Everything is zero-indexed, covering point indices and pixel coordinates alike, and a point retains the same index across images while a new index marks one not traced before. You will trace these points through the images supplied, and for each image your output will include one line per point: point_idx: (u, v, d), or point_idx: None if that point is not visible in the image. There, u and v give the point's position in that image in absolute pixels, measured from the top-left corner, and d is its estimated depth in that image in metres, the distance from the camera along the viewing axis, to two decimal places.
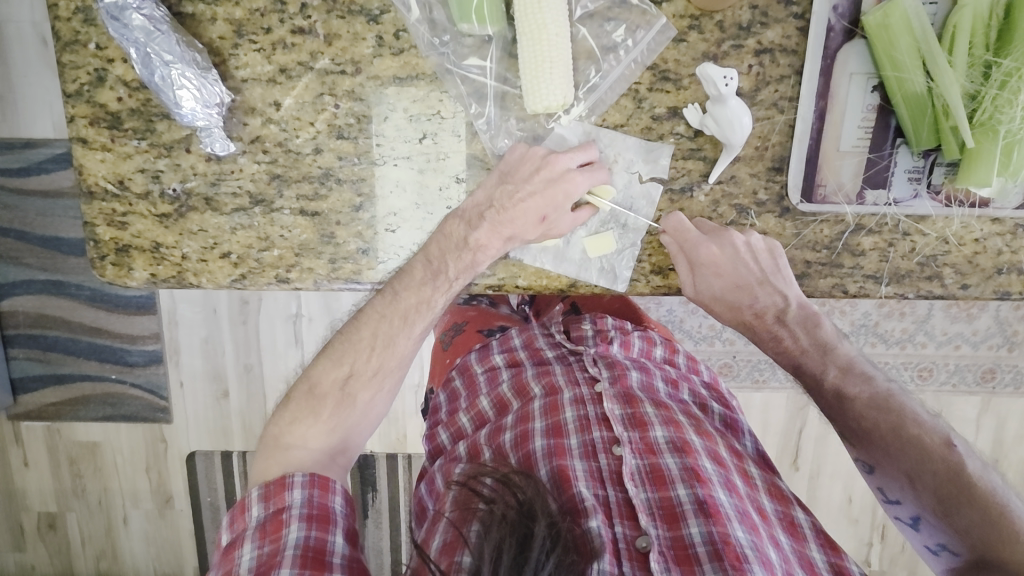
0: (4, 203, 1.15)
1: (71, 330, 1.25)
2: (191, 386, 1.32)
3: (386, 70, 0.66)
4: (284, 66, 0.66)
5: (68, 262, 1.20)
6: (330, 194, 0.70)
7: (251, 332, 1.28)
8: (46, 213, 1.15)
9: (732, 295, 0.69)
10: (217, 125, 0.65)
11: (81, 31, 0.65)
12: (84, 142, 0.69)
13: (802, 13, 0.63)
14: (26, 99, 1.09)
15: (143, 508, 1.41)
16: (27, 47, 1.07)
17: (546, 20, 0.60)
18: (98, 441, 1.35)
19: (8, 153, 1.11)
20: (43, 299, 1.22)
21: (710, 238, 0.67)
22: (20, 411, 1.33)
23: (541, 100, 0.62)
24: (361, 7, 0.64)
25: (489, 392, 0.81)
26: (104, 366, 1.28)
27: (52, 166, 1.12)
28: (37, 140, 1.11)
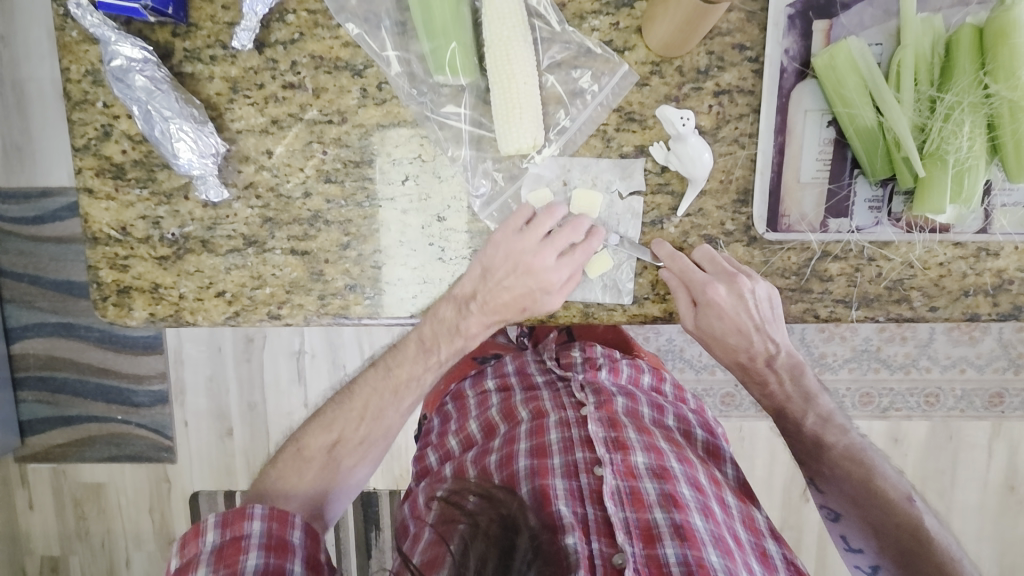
0: (19, 249, 1.20)
1: (79, 371, 1.29)
2: (195, 424, 1.34)
3: (370, 118, 0.71)
4: (275, 117, 0.71)
5: (78, 305, 1.25)
6: (319, 234, 0.73)
7: (254, 369, 1.32)
8: (59, 258, 1.21)
9: (727, 336, 0.70)
10: (211, 173, 0.69)
11: (90, 92, 0.71)
12: (90, 192, 0.73)
13: (755, 57, 0.68)
14: (46, 151, 1.16)
15: (145, 550, 1.41)
16: (47, 103, 1.14)
17: (514, 71, 0.65)
18: (102, 481, 1.37)
19: (25, 203, 1.18)
20: (53, 341, 1.27)
21: (716, 278, 0.69)
22: (28, 453, 1.36)
23: (513, 142, 0.66)
24: (347, 62, 0.70)
25: (478, 415, 0.83)
26: (111, 406, 1.31)
27: (66, 213, 1.19)
28: (53, 189, 1.17)
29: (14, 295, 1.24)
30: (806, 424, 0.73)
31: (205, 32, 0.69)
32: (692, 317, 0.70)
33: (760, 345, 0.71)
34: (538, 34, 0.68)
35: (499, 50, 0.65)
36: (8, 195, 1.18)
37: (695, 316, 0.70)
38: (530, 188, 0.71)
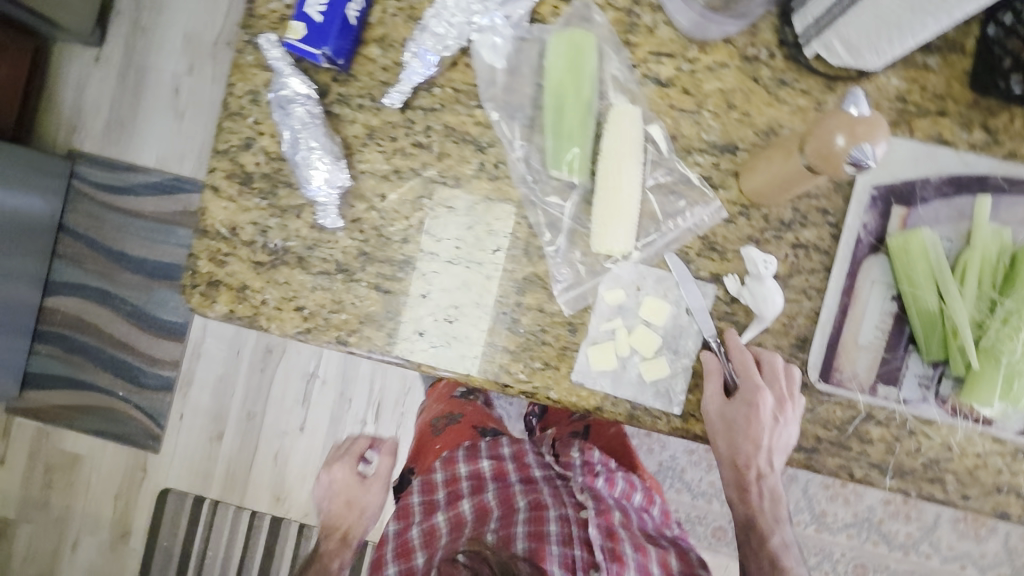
0: (102, 219, 1.97)
1: (98, 338, 1.99)
2: (189, 419, 1.98)
3: (480, 189, 0.78)
4: (398, 168, 0.79)
5: (126, 279, 2.00)
6: (406, 278, 0.79)
7: (261, 380, 1.96)
8: (125, 231, 1.99)
9: (741, 435, 0.75)
10: (334, 203, 0.77)
11: (246, 108, 0.80)
12: (214, 190, 0.80)
13: (835, 223, 0.74)
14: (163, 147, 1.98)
15: (98, 530, 1.99)
16: (166, 124, 1.98)
17: (622, 183, 0.72)
18: (81, 453, 1.98)
19: (140, 191, 1.99)
20: (86, 304, 1.95)
21: (761, 376, 0.73)
22: (15, 406, 2.00)
23: (605, 243, 0.73)
24: (474, 137, 0.78)
25: (472, 498, 1.04)
26: (114, 380, 1.98)
27: (142, 192, 1.99)
28: (150, 173, 1.99)
29: (75, 261, 1.98)
30: (771, 540, 0.84)
31: (361, 84, 0.79)
32: (711, 404, 0.74)
33: (760, 460, 0.77)
34: (647, 154, 0.76)
35: (613, 162, 0.72)
36: (133, 188, 1.99)
37: (724, 407, 0.74)
38: (608, 285, 0.76)
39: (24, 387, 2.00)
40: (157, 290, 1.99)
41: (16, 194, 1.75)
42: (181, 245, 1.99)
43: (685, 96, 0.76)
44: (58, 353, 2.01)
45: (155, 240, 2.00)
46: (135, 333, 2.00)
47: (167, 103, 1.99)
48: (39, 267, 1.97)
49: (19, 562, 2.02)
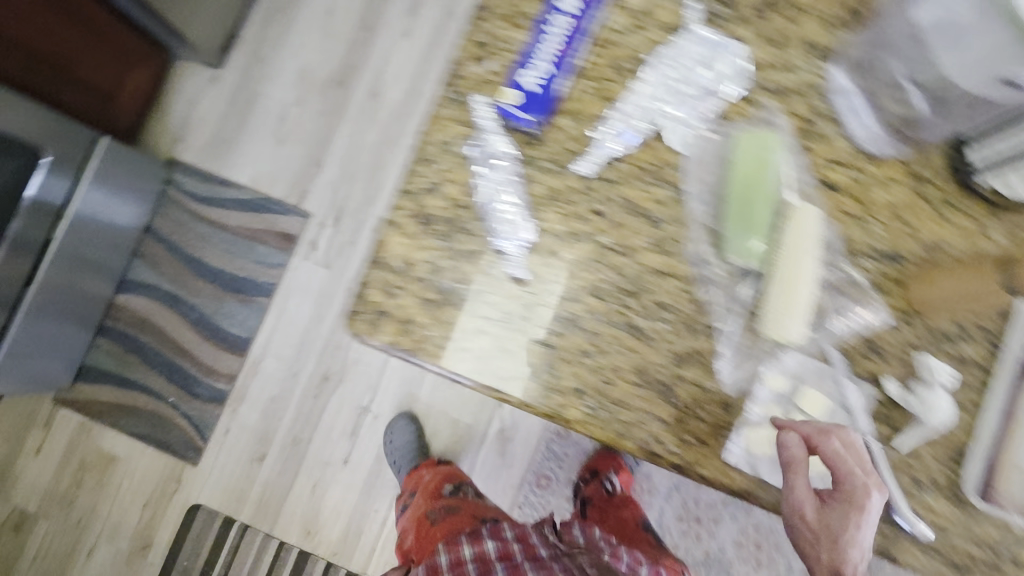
0: (193, 230, 2.08)
1: (161, 342, 2.03)
2: (234, 435, 1.98)
3: (649, 261, 0.82)
4: (574, 231, 0.83)
5: (197, 288, 2.05)
6: (569, 335, 0.82)
7: (315, 406, 1.97)
8: (209, 243, 2.07)
9: (842, 536, 0.69)
10: (521, 254, 0.82)
11: (438, 155, 0.86)
12: (396, 226, 0.85)
13: (995, 343, 0.77)
14: (265, 173, 2.10)
15: (116, 537, 1.93)
16: (274, 153, 2.11)
17: (801, 276, 0.75)
18: (119, 455, 1.97)
19: (235, 207, 2.09)
20: (158, 307, 2.04)
21: (851, 466, 0.71)
22: (64, 396, 2.00)
23: (779, 331, 0.76)
24: (649, 212, 0.83)
25: None
26: (169, 386, 2.00)
27: (235, 209, 2.09)
28: (246, 193, 2.09)
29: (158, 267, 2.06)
30: None
31: (549, 150, 0.85)
32: (796, 501, 0.71)
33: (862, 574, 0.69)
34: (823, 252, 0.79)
35: (792, 255, 0.76)
36: (227, 203, 2.09)
37: (815, 503, 0.71)
38: (772, 372, 0.78)
39: (78, 379, 2.01)
40: (227, 304, 2.04)
41: (105, 189, 1.82)
42: (259, 261, 2.06)
43: (856, 204, 0.81)
44: (117, 350, 2.03)
45: (234, 254, 2.06)
46: (196, 340, 2.02)
47: (276, 133, 2.12)
48: (117, 266, 2.01)
49: (26, 563, 1.94)
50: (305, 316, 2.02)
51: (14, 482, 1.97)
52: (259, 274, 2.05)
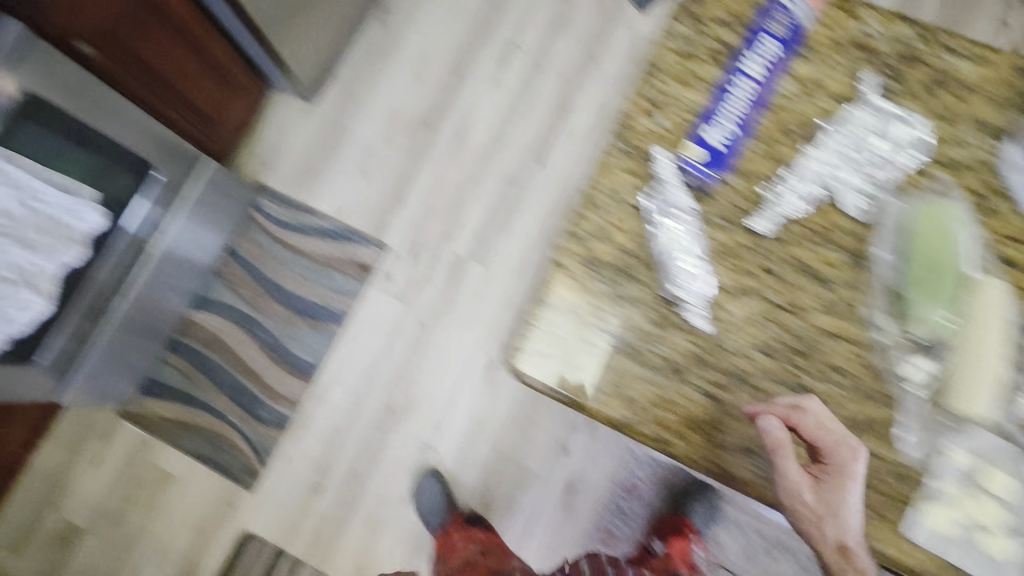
0: (272, 253, 2.11)
1: (229, 363, 2.03)
2: (292, 463, 1.94)
3: (822, 323, 0.83)
4: (742, 286, 0.84)
5: (270, 311, 2.06)
6: (739, 391, 0.82)
7: (378, 440, 1.95)
8: (287, 266, 2.10)
9: (836, 504, 0.78)
10: (703, 304, 0.83)
11: (607, 201, 0.87)
12: (562, 268, 0.86)
13: None
14: (350, 204, 2.14)
15: (164, 559, 1.89)
16: (358, 185, 2.16)
17: (990, 355, 0.78)
18: (174, 474, 1.94)
19: (314, 234, 2.12)
20: (231, 326, 2.05)
21: (828, 440, 0.79)
22: (126, 409, 1.99)
23: (967, 407, 0.78)
24: (821, 273, 0.84)
25: None
26: (233, 407, 1.98)
27: (315, 234, 2.12)
28: (327, 221, 2.13)
29: (234, 285, 2.09)
30: None
31: (720, 204, 0.86)
32: (792, 485, 0.77)
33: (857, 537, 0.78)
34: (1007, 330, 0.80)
35: (980, 333, 0.78)
36: (307, 229, 2.13)
37: (810, 482, 0.78)
38: (963, 451, 0.79)
39: (143, 393, 2.01)
40: (299, 329, 2.04)
41: (191, 209, 1.85)
42: (334, 288, 2.07)
43: None
44: (185, 367, 2.03)
45: (309, 279, 2.08)
46: (264, 362, 2.02)
47: (365, 167, 2.18)
48: (195, 283, 2.04)
49: None
50: (375, 347, 2.02)
51: (65, 493, 1.94)
52: (332, 300, 2.06)
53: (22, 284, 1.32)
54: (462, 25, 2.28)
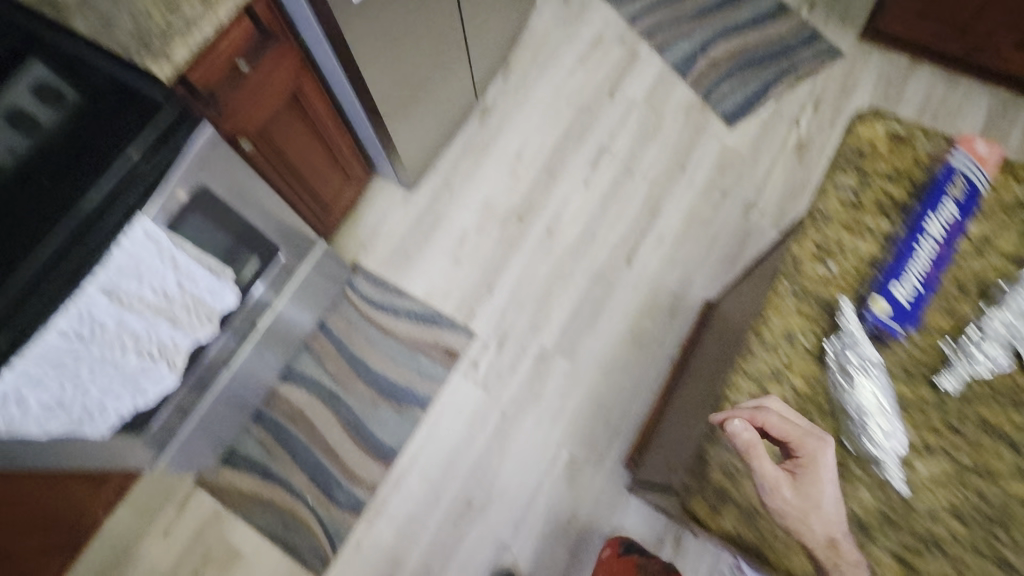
0: (362, 331, 2.16)
1: (310, 439, 2.02)
2: (364, 551, 1.89)
3: (1014, 490, 0.81)
4: (926, 443, 0.83)
5: (355, 389, 2.09)
6: (933, 559, 0.78)
7: (453, 534, 1.90)
8: (375, 346, 2.14)
9: (812, 494, 0.76)
10: (898, 465, 0.80)
11: (780, 343, 0.88)
12: (739, 408, 0.86)
13: None
14: (442, 289, 2.21)
15: None
16: (450, 271, 2.23)
17: None
18: (244, 552, 1.91)
19: (406, 316, 2.17)
20: (315, 402, 2.07)
21: (793, 433, 0.78)
22: (203, 479, 1.98)
23: None
24: (1007, 436, 0.83)
25: None
26: (310, 486, 1.97)
27: (405, 316, 2.17)
28: (419, 304, 2.19)
29: (322, 361, 2.13)
30: None
31: (896, 356, 0.87)
32: (767, 482, 0.75)
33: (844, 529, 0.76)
34: None
35: None
36: (398, 311, 2.18)
37: (785, 475, 0.76)
38: None
39: (222, 463, 2.00)
40: (382, 410, 2.05)
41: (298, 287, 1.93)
42: (420, 372, 2.09)
43: None
44: (266, 440, 2.03)
45: (396, 360, 2.11)
46: (344, 442, 2.01)
47: (456, 253, 2.25)
48: (287, 357, 2.07)
49: None
50: (456, 436, 2.00)
51: (132, 564, 1.90)
52: (417, 384, 2.08)
53: (161, 360, 1.37)
54: (557, 129, 2.43)
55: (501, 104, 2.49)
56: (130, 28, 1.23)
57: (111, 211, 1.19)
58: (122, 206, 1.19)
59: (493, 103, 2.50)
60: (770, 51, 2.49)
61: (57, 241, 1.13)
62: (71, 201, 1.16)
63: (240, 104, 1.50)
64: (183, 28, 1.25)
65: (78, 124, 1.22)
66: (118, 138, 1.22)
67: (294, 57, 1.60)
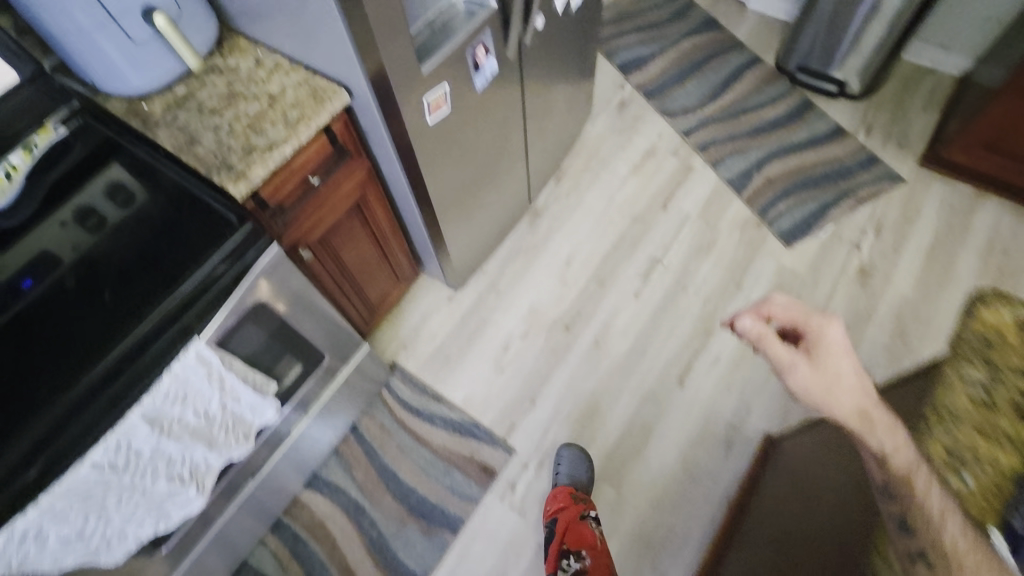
0: (394, 437, 2.05)
1: (328, 557, 1.87)
2: None
3: None
4: None
5: (381, 502, 1.95)
6: None
7: None
8: (407, 455, 2.02)
9: (828, 369, 0.93)
10: None
11: None
12: None
13: None
14: (481, 397, 2.11)
15: None
16: (491, 379, 2.14)
17: None
18: None
19: (441, 424, 2.06)
20: (337, 514, 1.93)
21: (802, 327, 1.01)
22: None
23: None
24: None
25: None
26: None
27: (440, 425, 2.06)
28: (456, 412, 2.08)
29: (349, 468, 2.01)
30: None
31: None
32: (785, 359, 0.96)
33: (870, 400, 0.90)
34: None
35: None
36: (434, 419, 2.07)
37: (801, 356, 0.95)
38: None
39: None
40: (408, 530, 1.90)
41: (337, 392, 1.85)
42: (452, 489, 1.95)
43: None
44: (283, 553, 1.88)
45: (427, 473, 1.98)
46: (365, 562, 1.85)
47: (499, 360, 2.17)
48: (316, 462, 1.96)
49: None
50: (486, 567, 1.84)
51: None
52: (449, 502, 1.93)
53: (191, 484, 1.30)
54: (608, 236, 2.40)
55: (553, 209, 2.49)
56: (213, 142, 1.32)
57: (165, 330, 1.11)
58: (179, 325, 1.12)
59: (545, 206, 2.50)
60: (827, 172, 2.46)
61: (109, 358, 1.06)
62: (132, 319, 1.10)
63: (305, 216, 1.49)
64: (264, 148, 1.30)
65: (155, 239, 1.18)
66: (188, 256, 1.17)
67: (363, 171, 1.60)
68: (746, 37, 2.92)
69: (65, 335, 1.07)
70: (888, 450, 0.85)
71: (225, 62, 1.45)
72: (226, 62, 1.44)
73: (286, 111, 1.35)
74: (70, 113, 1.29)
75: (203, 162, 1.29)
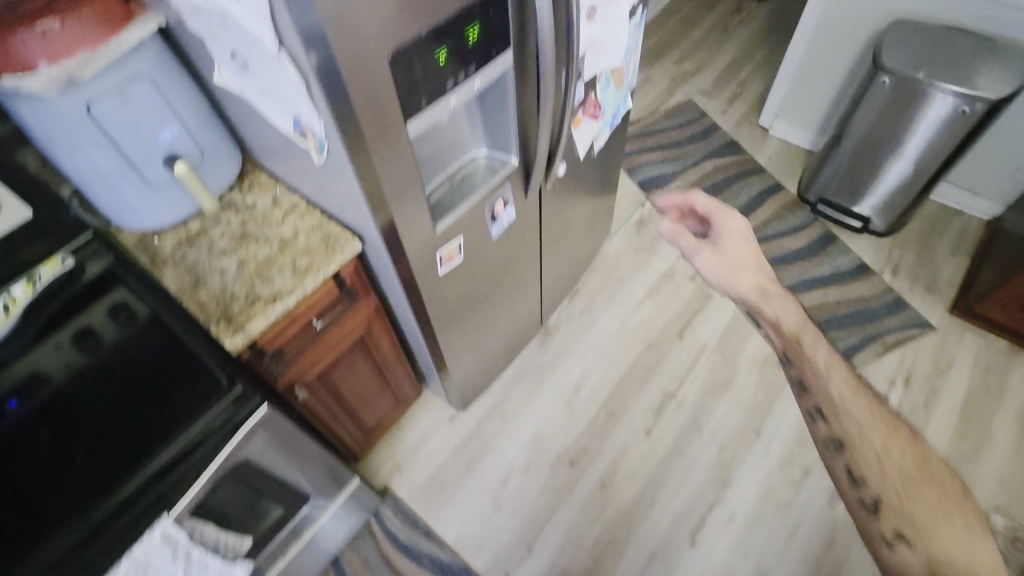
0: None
1: None
2: None
3: None
4: None
5: None
6: None
7: None
8: None
9: (729, 260, 1.23)
10: None
11: None
12: None
13: None
14: (475, 539, 1.97)
15: None
16: (486, 517, 2.01)
17: None
18: None
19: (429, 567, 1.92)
20: None
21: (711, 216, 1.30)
22: None
23: None
24: None
25: None
26: None
27: (428, 567, 1.91)
28: (446, 554, 1.94)
29: None
30: None
31: None
32: (694, 247, 1.24)
33: (765, 278, 1.20)
34: None
35: None
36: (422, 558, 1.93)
37: (705, 246, 1.25)
38: None
39: None
40: None
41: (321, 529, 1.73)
42: None
43: None
44: None
45: None
46: None
47: (497, 495, 2.05)
48: None
49: None
50: None
51: None
52: None
53: None
54: (621, 364, 2.31)
55: (565, 328, 2.43)
56: (217, 286, 1.28)
57: (134, 502, 1.05)
58: (149, 498, 1.06)
59: (557, 325, 2.44)
60: (851, 313, 2.38)
61: (69, 537, 0.98)
62: (100, 494, 1.02)
63: (299, 356, 1.42)
64: (267, 298, 1.26)
65: (139, 396, 1.07)
66: (170, 421, 1.10)
67: (369, 309, 1.55)
68: (769, 163, 2.93)
69: (20, 510, 0.96)
70: (780, 316, 1.15)
71: (243, 198, 1.44)
72: (244, 199, 1.43)
73: (296, 259, 1.32)
74: (84, 243, 1.21)
75: (205, 308, 1.25)
